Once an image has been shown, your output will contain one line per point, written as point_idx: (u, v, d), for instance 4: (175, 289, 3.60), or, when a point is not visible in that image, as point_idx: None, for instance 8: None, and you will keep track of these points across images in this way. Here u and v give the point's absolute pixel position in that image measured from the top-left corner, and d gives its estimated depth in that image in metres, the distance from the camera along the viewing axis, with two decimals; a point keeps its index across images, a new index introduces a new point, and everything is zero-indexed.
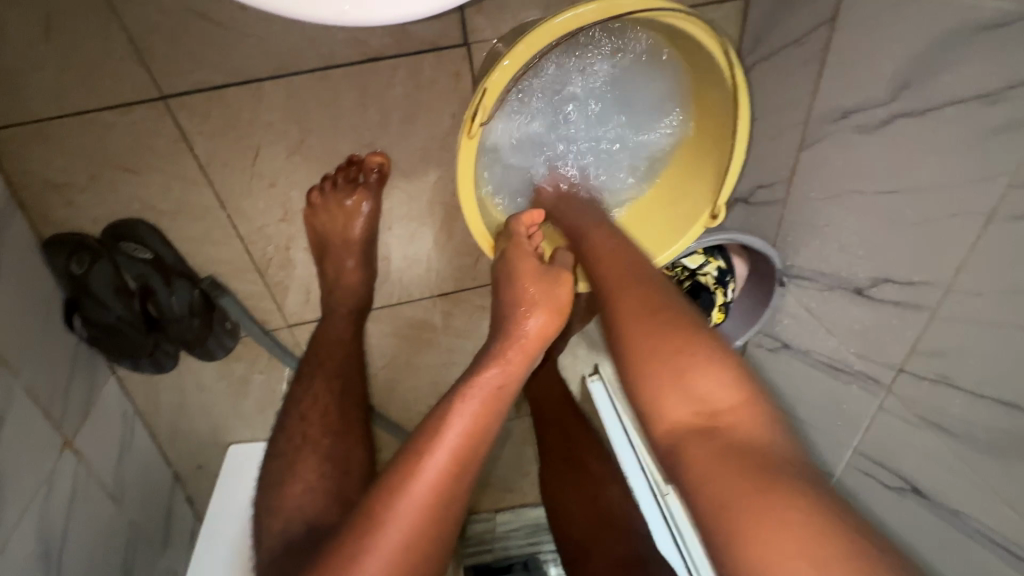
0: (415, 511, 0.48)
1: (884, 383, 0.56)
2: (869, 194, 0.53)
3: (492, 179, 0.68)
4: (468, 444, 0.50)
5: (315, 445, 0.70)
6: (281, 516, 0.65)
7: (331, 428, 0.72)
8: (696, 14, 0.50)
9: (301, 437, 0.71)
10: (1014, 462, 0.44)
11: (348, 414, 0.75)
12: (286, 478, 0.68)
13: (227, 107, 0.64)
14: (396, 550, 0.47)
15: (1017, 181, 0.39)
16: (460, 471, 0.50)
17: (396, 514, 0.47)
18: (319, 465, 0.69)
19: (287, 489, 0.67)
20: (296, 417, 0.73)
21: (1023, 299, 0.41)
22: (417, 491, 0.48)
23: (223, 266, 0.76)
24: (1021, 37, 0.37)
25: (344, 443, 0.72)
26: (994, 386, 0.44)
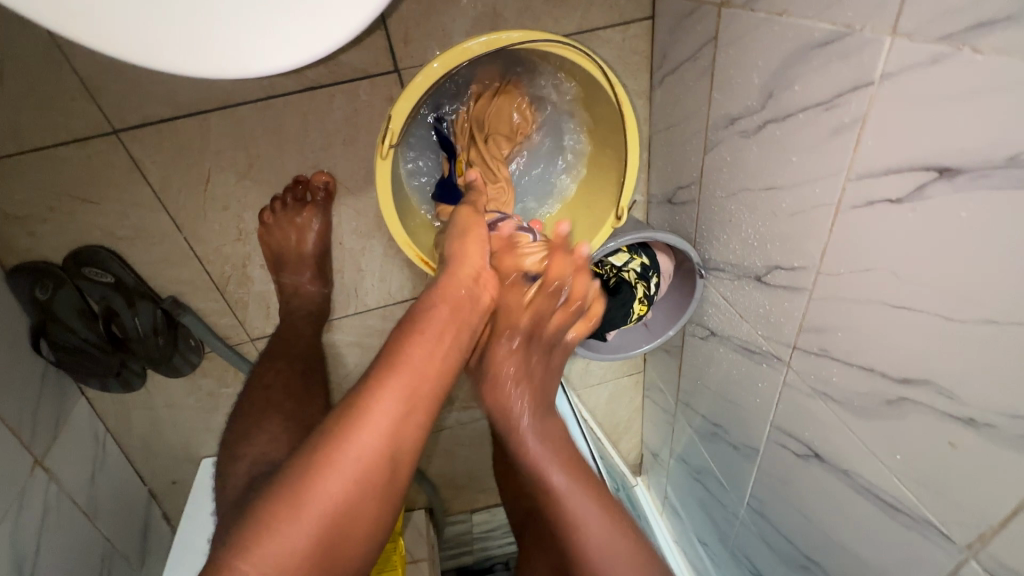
0: (378, 426, 0.57)
1: (785, 361, 0.63)
2: (756, 190, 0.60)
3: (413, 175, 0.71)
4: (423, 368, 0.60)
5: (277, 408, 0.78)
6: (247, 460, 0.72)
7: (293, 394, 0.80)
8: (575, 42, 0.57)
9: (265, 403, 0.79)
10: (878, 420, 0.50)
11: (310, 389, 0.82)
12: (251, 434, 0.75)
13: (176, 137, 0.69)
14: (363, 458, 0.56)
15: (852, 174, 0.45)
16: (417, 393, 0.59)
17: (359, 428, 0.56)
18: (282, 424, 0.77)
19: (253, 440, 0.74)
20: (260, 389, 0.80)
21: (867, 276, 0.47)
22: (376, 411, 0.57)
23: (183, 285, 0.81)
24: (840, 54, 0.44)
25: (306, 410, 0.80)
26: (858, 354, 0.50)
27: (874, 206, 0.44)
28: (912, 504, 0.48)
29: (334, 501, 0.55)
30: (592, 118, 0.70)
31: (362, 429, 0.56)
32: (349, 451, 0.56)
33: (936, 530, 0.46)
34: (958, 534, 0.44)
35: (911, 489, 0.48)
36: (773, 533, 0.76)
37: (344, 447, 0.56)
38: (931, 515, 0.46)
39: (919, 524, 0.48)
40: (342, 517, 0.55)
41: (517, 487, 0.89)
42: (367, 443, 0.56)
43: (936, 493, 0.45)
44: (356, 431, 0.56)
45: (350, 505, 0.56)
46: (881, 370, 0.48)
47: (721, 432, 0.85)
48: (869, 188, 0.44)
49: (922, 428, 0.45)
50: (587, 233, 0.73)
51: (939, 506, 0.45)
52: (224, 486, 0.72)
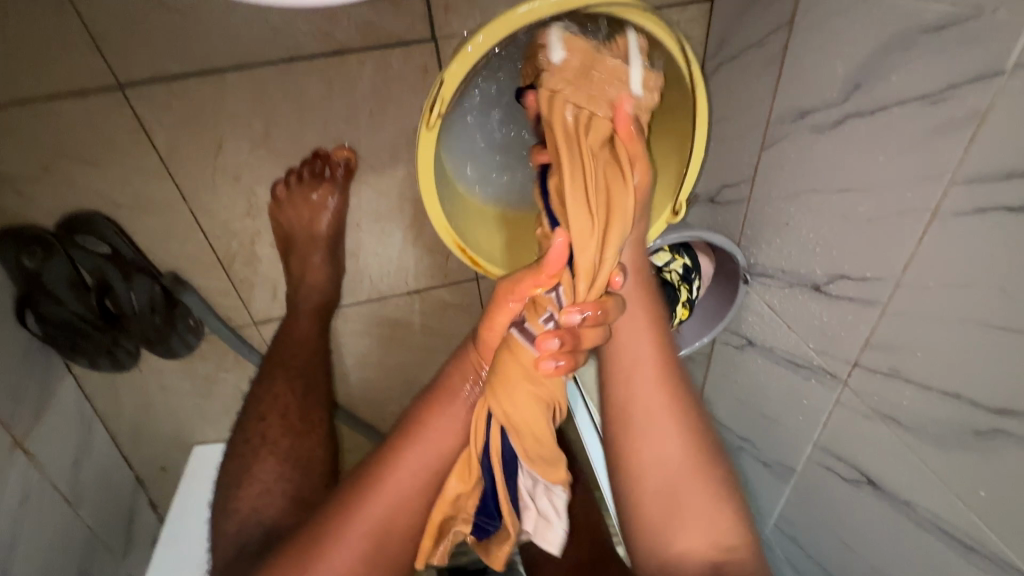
0: (380, 511, 0.54)
1: (840, 378, 0.58)
2: (826, 193, 0.54)
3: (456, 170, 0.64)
4: (435, 450, 0.56)
5: (274, 446, 0.72)
6: (237, 517, 0.65)
7: (291, 428, 0.74)
8: (652, 10, 0.51)
9: (261, 436, 0.72)
10: (959, 452, 0.45)
11: (309, 415, 0.76)
12: (243, 481, 0.68)
13: (187, 97, 0.63)
14: (360, 547, 0.54)
15: (958, 178, 0.41)
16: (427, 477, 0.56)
17: (366, 508, 0.54)
18: (278, 465, 0.70)
19: (245, 490, 0.67)
20: (254, 418, 0.74)
21: (965, 292, 0.42)
22: (381, 495, 0.55)
23: (185, 261, 0.75)
24: (961, 40, 0.38)
25: (304, 443, 0.74)
26: (940, 378, 0.46)
27: (986, 214, 0.39)
28: (993, 546, 0.44)
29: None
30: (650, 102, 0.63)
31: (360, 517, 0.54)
32: (348, 535, 0.54)
33: None
34: None
35: (993, 528, 0.43)
36: (802, 557, 0.72)
37: (342, 532, 0.54)
38: (1016, 558, 0.42)
39: (1000, 567, 0.44)
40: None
41: None
42: (374, 521, 0.54)
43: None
44: (364, 507, 0.54)
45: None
46: (971, 397, 0.43)
47: (747, 447, 0.81)
48: (980, 194, 0.39)
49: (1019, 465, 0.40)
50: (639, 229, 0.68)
51: None
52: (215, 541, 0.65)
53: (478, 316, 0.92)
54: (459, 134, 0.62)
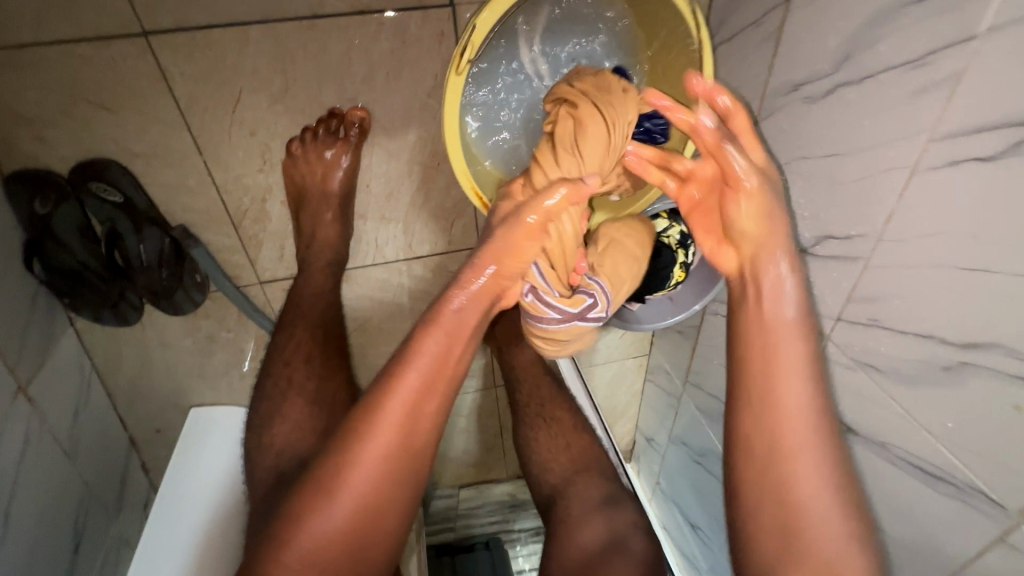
0: (381, 448, 0.53)
1: (823, 334, 0.62)
2: (816, 159, 0.59)
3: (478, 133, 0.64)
4: (432, 375, 0.54)
5: (300, 388, 0.76)
6: (273, 453, 0.71)
7: (315, 373, 0.77)
8: None
9: (287, 381, 0.76)
10: (931, 388, 0.50)
11: (330, 361, 0.79)
12: (274, 419, 0.74)
13: (210, 48, 0.64)
14: (369, 480, 0.53)
15: (936, 135, 0.45)
16: (425, 402, 0.54)
17: (381, 419, 0.53)
18: (305, 406, 0.75)
19: (276, 428, 0.73)
20: (279, 363, 0.77)
21: (939, 239, 0.46)
22: (395, 406, 0.53)
23: (196, 215, 0.76)
24: (939, 9, 0.43)
25: (327, 387, 0.77)
26: (914, 321, 0.50)
27: (959, 165, 0.44)
28: (959, 472, 0.48)
29: (348, 518, 0.52)
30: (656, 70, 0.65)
31: (366, 452, 0.53)
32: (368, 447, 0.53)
33: (984, 497, 0.46)
34: (1009, 501, 0.44)
35: (959, 455, 0.48)
36: None
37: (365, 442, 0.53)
38: (978, 481, 0.47)
39: (964, 492, 0.48)
40: (354, 531, 0.53)
41: (544, 463, 0.88)
42: (391, 432, 0.53)
43: (988, 458, 0.45)
44: (378, 420, 0.53)
45: (364, 516, 0.53)
46: (941, 335, 0.48)
47: None
48: (955, 148, 0.44)
49: (983, 393, 0.45)
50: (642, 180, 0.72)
51: (989, 470, 0.45)
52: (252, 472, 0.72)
53: None
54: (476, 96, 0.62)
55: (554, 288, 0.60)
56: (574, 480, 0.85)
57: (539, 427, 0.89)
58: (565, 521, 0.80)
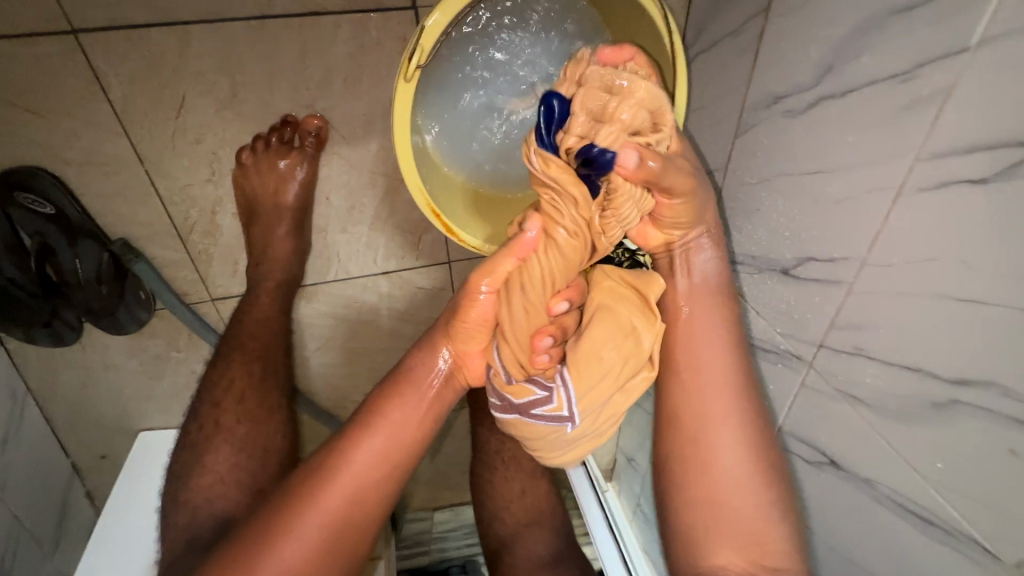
0: (321, 522, 0.52)
1: (806, 361, 0.59)
2: (797, 175, 0.56)
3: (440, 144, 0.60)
4: (394, 445, 0.55)
5: (229, 433, 0.72)
6: (188, 510, 0.67)
7: (248, 416, 0.74)
8: None
9: (214, 425, 0.72)
10: (920, 426, 0.46)
11: (267, 402, 0.76)
12: (196, 469, 0.70)
13: (148, 49, 0.59)
14: (306, 550, 0.52)
15: (923, 154, 0.42)
16: (383, 470, 0.55)
17: (328, 486, 0.53)
18: (232, 455, 0.71)
19: (197, 482, 0.69)
20: (208, 404, 0.73)
21: (929, 266, 0.43)
22: (344, 474, 0.53)
23: (138, 228, 0.70)
24: (926, 19, 0.40)
25: (259, 431, 0.74)
26: (903, 353, 0.47)
27: (949, 188, 0.40)
28: (951, 518, 0.45)
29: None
30: None
31: (309, 519, 0.52)
32: (306, 518, 0.52)
33: (978, 546, 0.43)
34: (1006, 552, 0.40)
35: (951, 500, 0.44)
36: None
37: (304, 513, 0.52)
38: (972, 529, 0.43)
39: (958, 541, 0.44)
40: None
41: (493, 510, 0.85)
42: (333, 507, 0.53)
43: (982, 505, 0.42)
44: (323, 492, 0.53)
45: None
46: (931, 370, 0.44)
47: None
48: (944, 168, 0.41)
49: (977, 434, 0.41)
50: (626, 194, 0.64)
51: (985, 519, 0.42)
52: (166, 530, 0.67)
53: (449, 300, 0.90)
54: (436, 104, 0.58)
55: (509, 371, 0.52)
56: (522, 533, 0.83)
57: (495, 467, 0.87)
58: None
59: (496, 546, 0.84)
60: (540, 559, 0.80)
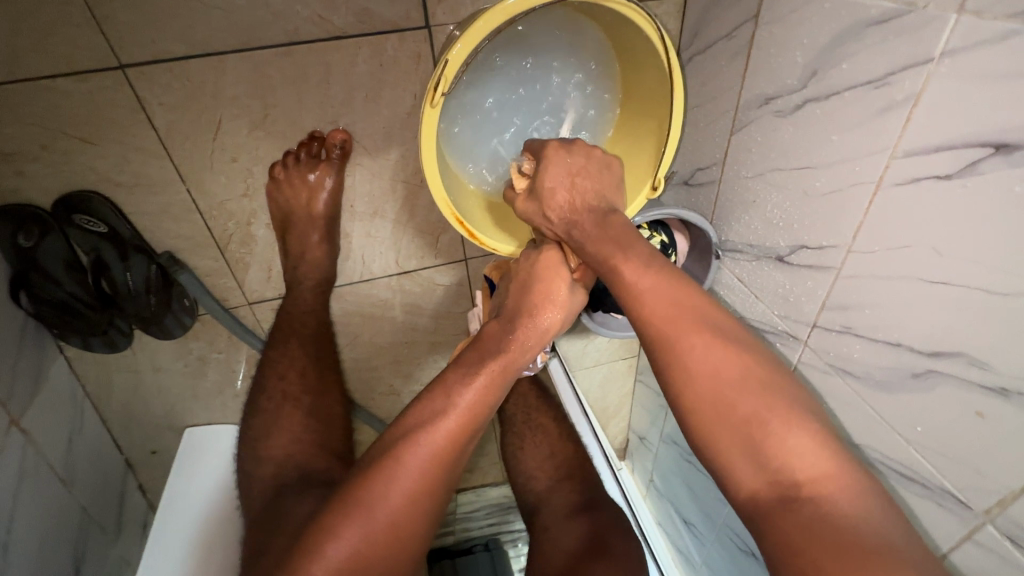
0: (417, 475, 0.57)
1: (801, 339, 0.64)
2: (789, 170, 0.61)
3: (454, 143, 0.65)
4: (469, 421, 0.60)
5: (297, 402, 0.80)
6: (274, 463, 0.75)
7: (310, 387, 0.81)
8: (641, 5, 0.53)
9: (282, 396, 0.79)
10: (901, 393, 0.52)
11: (324, 375, 0.83)
12: (272, 432, 0.77)
13: (188, 79, 0.64)
14: (404, 499, 0.56)
15: (898, 153, 0.47)
16: (457, 442, 0.59)
17: (418, 447, 0.57)
18: (303, 419, 0.79)
19: (275, 439, 0.77)
20: (274, 378, 0.80)
21: (905, 252, 0.48)
22: (433, 439, 0.58)
23: (181, 241, 0.76)
24: (899, 31, 0.44)
25: (322, 400, 0.82)
26: (885, 330, 0.52)
27: (920, 183, 0.45)
28: (929, 473, 0.50)
29: (383, 537, 0.55)
30: (627, 84, 0.66)
31: (406, 473, 0.57)
32: (405, 473, 0.56)
33: (952, 497, 0.49)
34: (975, 501, 0.46)
35: (928, 456, 0.50)
36: None
37: (401, 468, 0.57)
38: (947, 482, 0.49)
39: (934, 493, 0.50)
40: (387, 547, 0.55)
41: (528, 474, 0.94)
42: (421, 468, 0.57)
43: (956, 461, 0.47)
44: (414, 451, 0.57)
45: (397, 533, 0.56)
46: (908, 343, 0.50)
47: None
48: (916, 166, 0.45)
49: (948, 398, 0.47)
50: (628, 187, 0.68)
51: (957, 473, 0.47)
52: (251, 487, 0.75)
53: (466, 293, 0.96)
54: (455, 112, 0.62)
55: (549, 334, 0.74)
56: (556, 488, 0.90)
57: (524, 436, 0.97)
58: (549, 528, 0.84)
59: (531, 504, 0.91)
60: (574, 506, 0.86)
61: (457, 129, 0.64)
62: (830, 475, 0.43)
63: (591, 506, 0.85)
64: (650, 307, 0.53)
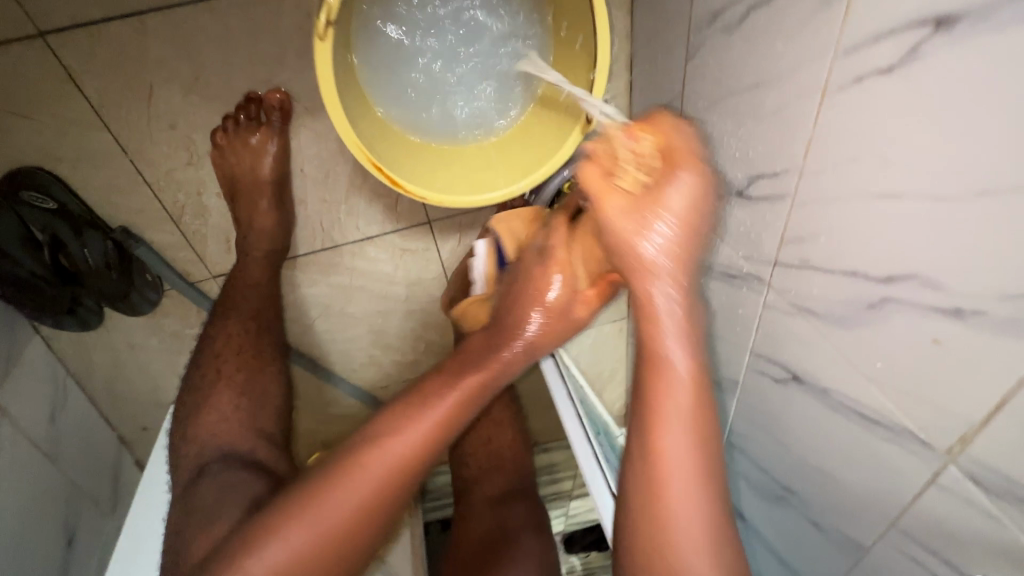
0: (379, 476, 0.57)
1: (765, 281, 0.59)
2: (740, 93, 0.55)
3: (373, 83, 0.62)
4: (438, 432, 0.60)
5: (229, 380, 0.78)
6: (198, 443, 0.74)
7: (245, 365, 0.80)
8: None
9: (216, 372, 0.78)
10: (861, 328, 0.46)
11: (262, 351, 0.82)
12: (202, 410, 0.76)
13: (111, 43, 0.63)
14: (361, 499, 0.56)
15: (840, 51, 0.41)
16: (427, 451, 0.60)
17: (385, 447, 0.58)
18: (234, 398, 0.77)
19: (203, 419, 0.75)
20: (210, 355, 0.79)
21: (855, 166, 0.43)
22: (404, 442, 0.59)
23: (134, 215, 0.76)
24: None
25: (257, 379, 0.81)
26: (840, 260, 0.47)
27: (863, 83, 0.40)
28: (890, 414, 0.45)
29: (337, 536, 0.56)
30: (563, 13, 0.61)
31: (373, 472, 0.57)
32: (367, 471, 0.57)
33: (914, 438, 0.44)
34: (937, 440, 0.41)
35: (889, 395, 0.45)
36: (751, 467, 0.72)
37: (369, 467, 0.57)
38: (908, 421, 0.44)
39: (897, 436, 0.45)
40: (333, 547, 0.56)
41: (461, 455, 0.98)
42: (385, 470, 0.58)
43: (916, 397, 0.42)
44: (383, 453, 0.58)
45: (345, 535, 0.56)
46: (863, 271, 0.44)
47: None
48: (858, 63, 0.40)
49: (905, 326, 0.42)
50: (563, 123, 0.65)
51: (918, 411, 0.42)
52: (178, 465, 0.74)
53: (435, 258, 0.93)
54: (365, 42, 0.60)
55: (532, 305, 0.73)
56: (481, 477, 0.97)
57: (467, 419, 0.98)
58: (464, 513, 0.95)
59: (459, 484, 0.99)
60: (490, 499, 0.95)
61: (373, 64, 0.61)
62: (708, 546, 0.50)
63: (505, 498, 0.94)
64: (654, 353, 0.51)
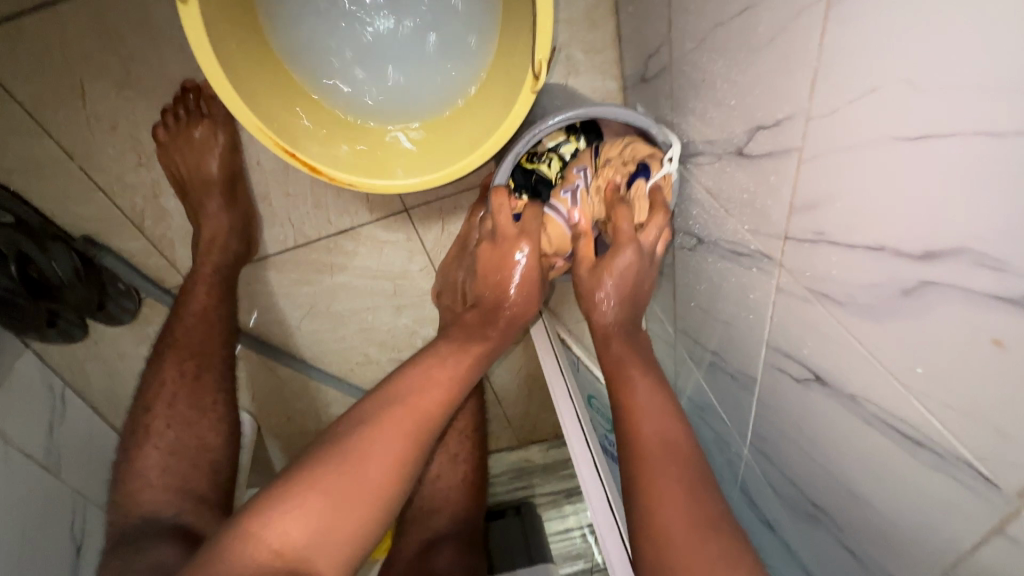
0: (429, 403, 0.60)
1: (776, 260, 0.47)
2: (729, 22, 0.43)
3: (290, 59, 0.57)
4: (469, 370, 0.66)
5: (159, 436, 0.73)
6: (125, 506, 0.68)
7: (178, 418, 0.74)
8: None
9: (151, 424, 0.73)
10: (896, 322, 0.34)
11: (200, 402, 0.76)
12: (133, 468, 0.71)
13: (32, 41, 0.60)
14: (414, 423, 0.58)
15: None
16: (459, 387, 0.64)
17: (431, 378, 0.62)
18: (161, 458, 0.72)
19: (133, 478, 0.70)
20: (145, 405, 0.74)
21: (874, 99, 0.31)
22: (445, 375, 0.63)
23: (94, 223, 0.73)
24: None
25: (194, 428, 0.75)
26: (862, 231, 0.35)
27: None
28: (941, 436, 0.34)
29: (364, 499, 0.52)
30: None
31: (422, 401, 0.60)
32: (417, 399, 0.60)
33: (975, 472, 0.32)
34: (1005, 478, 0.30)
35: (937, 412, 0.33)
36: (777, 477, 0.61)
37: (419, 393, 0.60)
38: (963, 448, 0.32)
39: (949, 464, 0.34)
40: (392, 473, 0.55)
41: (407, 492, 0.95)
42: (434, 399, 0.61)
43: (977, 419, 0.30)
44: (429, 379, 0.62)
45: (403, 461, 0.56)
46: (895, 247, 0.33)
47: (720, 361, 0.67)
48: None
49: (953, 319, 0.30)
50: (507, 85, 0.56)
51: (980, 437, 0.30)
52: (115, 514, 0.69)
53: (420, 249, 0.86)
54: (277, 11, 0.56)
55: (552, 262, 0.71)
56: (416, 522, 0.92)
57: None
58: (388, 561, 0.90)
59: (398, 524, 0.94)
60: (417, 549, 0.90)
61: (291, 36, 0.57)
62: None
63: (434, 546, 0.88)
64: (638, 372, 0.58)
